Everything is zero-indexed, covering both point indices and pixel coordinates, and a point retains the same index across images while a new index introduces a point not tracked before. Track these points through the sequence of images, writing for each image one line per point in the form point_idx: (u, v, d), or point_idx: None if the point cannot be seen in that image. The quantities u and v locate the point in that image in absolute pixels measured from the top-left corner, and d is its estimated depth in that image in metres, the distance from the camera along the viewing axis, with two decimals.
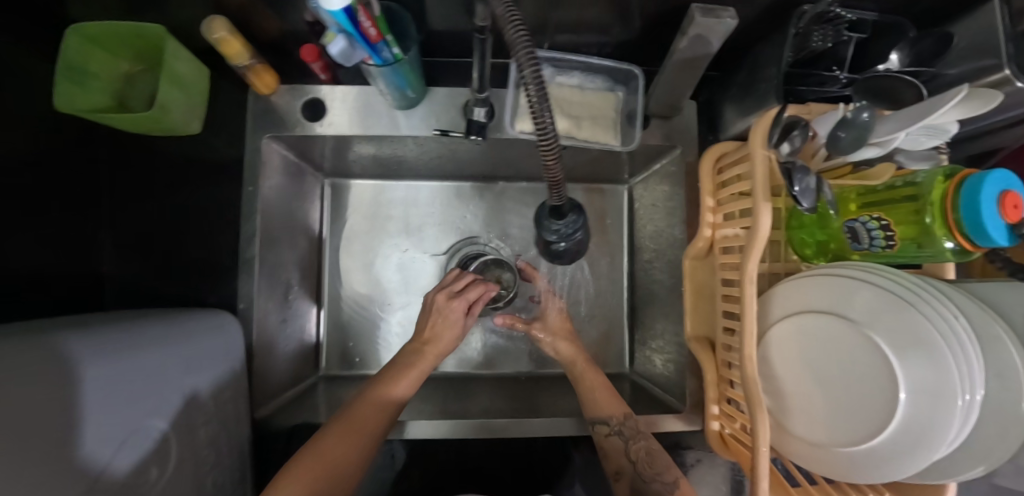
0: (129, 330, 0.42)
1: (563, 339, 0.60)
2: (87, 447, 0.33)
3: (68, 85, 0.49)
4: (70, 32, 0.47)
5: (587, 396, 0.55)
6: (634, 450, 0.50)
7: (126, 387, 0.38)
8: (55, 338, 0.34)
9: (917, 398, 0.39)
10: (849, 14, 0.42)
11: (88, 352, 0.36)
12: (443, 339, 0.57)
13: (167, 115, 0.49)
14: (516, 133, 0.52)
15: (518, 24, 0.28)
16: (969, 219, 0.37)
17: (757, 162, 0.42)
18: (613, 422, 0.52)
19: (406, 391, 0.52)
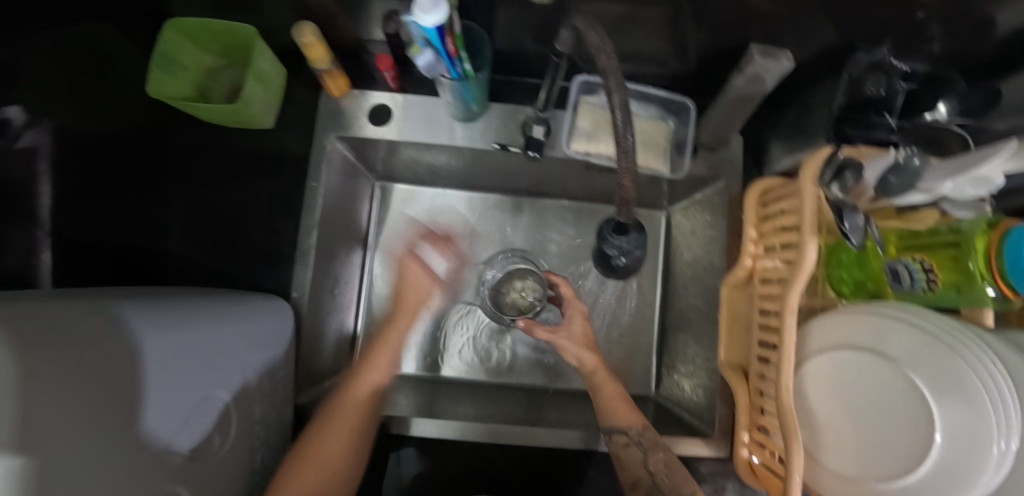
0: (183, 305, 0.43)
1: (588, 349, 0.56)
2: (145, 421, 0.35)
3: (162, 74, 0.54)
4: (167, 25, 0.51)
5: (605, 406, 0.54)
6: (653, 461, 0.50)
7: (183, 363, 0.39)
8: (116, 303, 0.36)
9: (953, 442, 0.40)
10: (901, 65, 0.45)
11: (146, 322, 0.37)
12: (387, 339, 0.59)
13: (247, 108, 0.53)
14: (570, 152, 0.55)
15: (610, 54, 0.32)
16: (1012, 270, 0.37)
17: (806, 198, 0.44)
18: (633, 433, 0.52)
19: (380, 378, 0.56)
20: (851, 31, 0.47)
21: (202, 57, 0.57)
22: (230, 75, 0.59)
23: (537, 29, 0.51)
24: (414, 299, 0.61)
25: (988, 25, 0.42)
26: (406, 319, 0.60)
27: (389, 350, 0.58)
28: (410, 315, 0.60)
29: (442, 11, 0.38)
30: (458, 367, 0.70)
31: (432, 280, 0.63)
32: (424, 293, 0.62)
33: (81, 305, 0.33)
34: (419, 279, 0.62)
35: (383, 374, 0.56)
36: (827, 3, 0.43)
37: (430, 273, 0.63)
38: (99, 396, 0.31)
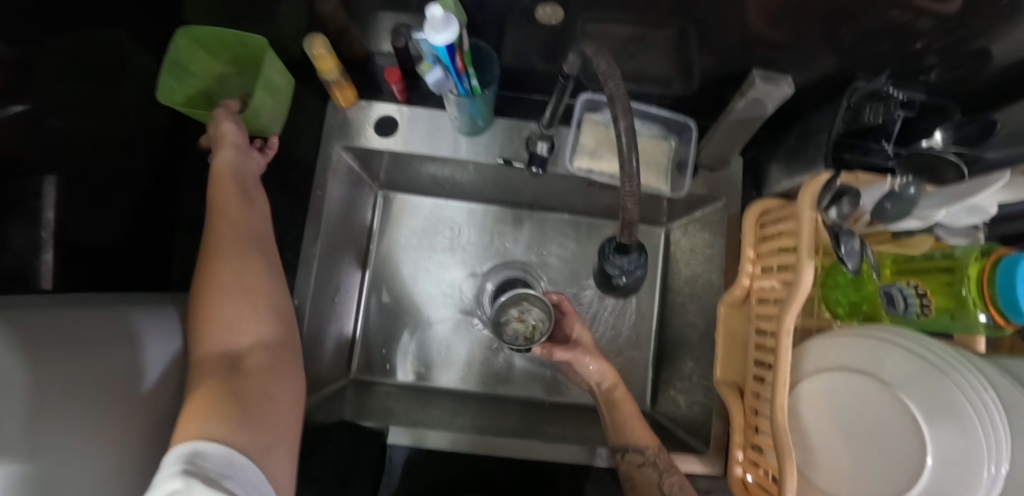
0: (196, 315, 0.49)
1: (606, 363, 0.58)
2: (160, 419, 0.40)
3: (171, 80, 0.54)
4: (181, 31, 0.52)
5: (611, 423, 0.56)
6: (669, 484, 0.49)
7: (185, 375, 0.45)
8: (123, 318, 0.42)
9: (945, 466, 0.40)
10: (900, 94, 0.45)
11: (149, 337, 0.43)
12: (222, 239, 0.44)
13: (257, 117, 0.53)
14: (573, 169, 0.56)
15: (618, 81, 0.33)
16: (1003, 298, 0.38)
17: (803, 222, 0.45)
18: (649, 453, 0.52)
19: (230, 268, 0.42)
20: (850, 60, 0.48)
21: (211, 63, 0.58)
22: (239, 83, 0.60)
23: (543, 49, 0.52)
24: (229, 236, 0.45)
25: (982, 58, 0.44)
26: (262, 262, 0.45)
27: (227, 282, 0.41)
28: (241, 235, 0.45)
29: (453, 30, 0.38)
30: (454, 378, 0.70)
31: (262, 209, 0.50)
32: (254, 232, 0.47)
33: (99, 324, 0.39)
34: (237, 218, 0.46)
35: (270, 294, 0.44)
36: (827, 34, 0.45)
37: (260, 203, 0.50)
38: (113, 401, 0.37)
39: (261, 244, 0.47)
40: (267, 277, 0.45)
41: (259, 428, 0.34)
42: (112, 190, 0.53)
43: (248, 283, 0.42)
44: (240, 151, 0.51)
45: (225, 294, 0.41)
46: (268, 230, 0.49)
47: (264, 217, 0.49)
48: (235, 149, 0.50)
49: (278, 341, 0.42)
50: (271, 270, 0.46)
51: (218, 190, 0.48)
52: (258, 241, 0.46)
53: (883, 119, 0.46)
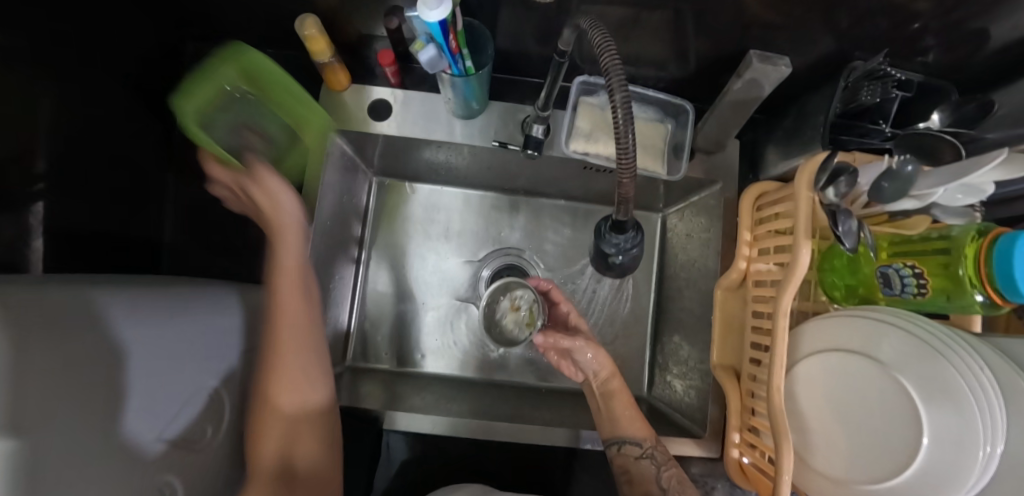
0: (174, 293, 0.44)
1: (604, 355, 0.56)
2: (132, 424, 0.36)
3: (193, 103, 0.49)
4: (236, 48, 0.50)
5: (607, 417, 0.55)
6: (667, 476, 0.50)
7: (176, 354, 0.40)
8: (100, 296, 0.36)
9: (941, 446, 0.40)
10: (898, 73, 0.45)
11: (133, 317, 0.38)
12: (283, 333, 0.46)
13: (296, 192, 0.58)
14: (569, 152, 0.55)
15: (614, 54, 0.32)
16: (1001, 275, 0.38)
17: (801, 203, 0.44)
18: (646, 445, 0.53)
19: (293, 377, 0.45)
20: (849, 40, 0.47)
21: (233, 80, 0.53)
22: (240, 107, 0.54)
23: (539, 30, 0.51)
24: (288, 332, 0.46)
25: (980, 37, 0.43)
26: (316, 366, 0.47)
27: (287, 373, 0.45)
28: (304, 347, 0.46)
29: (446, 6, 0.38)
30: (452, 365, 0.70)
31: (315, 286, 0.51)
32: (313, 341, 0.48)
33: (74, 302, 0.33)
34: (298, 318, 0.47)
35: (322, 387, 0.47)
36: (825, 12, 0.44)
37: (315, 294, 0.50)
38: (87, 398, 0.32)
39: (317, 352, 0.48)
40: (319, 392, 0.47)
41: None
42: (99, 177, 0.53)
43: (302, 394, 0.45)
44: (298, 235, 0.50)
45: (287, 385, 0.44)
46: (320, 326, 0.50)
47: (317, 308, 0.50)
48: (291, 236, 0.50)
49: (331, 471, 0.45)
50: (324, 372, 0.48)
51: (280, 284, 0.48)
52: (314, 351, 0.47)
53: (880, 97, 0.46)
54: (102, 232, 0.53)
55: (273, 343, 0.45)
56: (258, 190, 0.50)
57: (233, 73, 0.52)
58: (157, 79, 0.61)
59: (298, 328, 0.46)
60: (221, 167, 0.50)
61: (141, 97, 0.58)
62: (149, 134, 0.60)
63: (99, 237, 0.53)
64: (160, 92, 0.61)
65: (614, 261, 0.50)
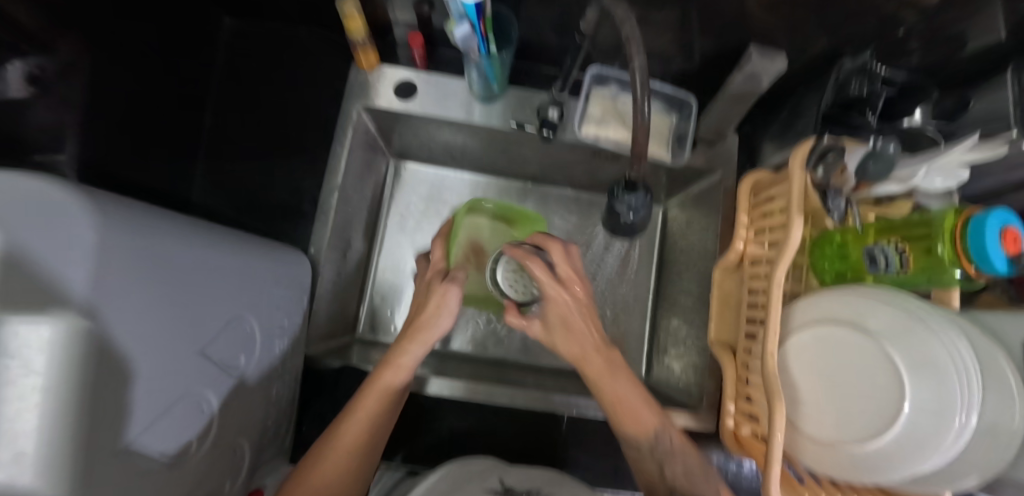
0: (173, 219, 0.36)
1: (576, 342, 0.50)
2: (159, 379, 0.31)
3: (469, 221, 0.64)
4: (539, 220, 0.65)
5: (617, 410, 0.50)
6: (670, 474, 0.49)
7: (193, 288, 0.34)
8: (159, 211, 0.35)
9: (920, 415, 0.44)
10: (882, 70, 0.49)
11: (186, 236, 0.35)
12: (402, 360, 0.49)
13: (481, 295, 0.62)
14: (581, 135, 0.60)
15: (633, 28, 0.36)
16: (976, 250, 0.42)
17: (794, 182, 0.48)
18: (645, 446, 0.50)
19: (392, 393, 0.49)
20: (839, 39, 0.52)
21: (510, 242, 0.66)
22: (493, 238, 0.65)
23: (558, 20, 0.56)
24: (353, 443, 0.46)
25: (954, 39, 0.48)
26: (364, 467, 0.48)
27: (388, 383, 0.49)
28: (358, 453, 0.47)
29: None
30: (457, 341, 0.72)
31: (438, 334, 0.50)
32: (367, 452, 0.48)
33: (141, 211, 0.32)
34: (414, 357, 0.50)
35: (392, 413, 0.51)
36: (816, 15, 0.49)
37: (400, 398, 0.51)
38: (146, 310, 0.29)
39: (372, 450, 0.49)
40: (362, 477, 0.48)
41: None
42: (138, 132, 0.55)
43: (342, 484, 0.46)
44: (422, 349, 0.50)
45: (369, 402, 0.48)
46: (388, 429, 0.51)
47: (397, 408, 0.52)
48: (414, 354, 0.50)
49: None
50: (371, 459, 0.49)
51: (384, 380, 0.48)
52: (368, 452, 0.48)
53: (867, 91, 0.50)
54: (136, 184, 0.55)
55: (332, 445, 0.46)
56: (432, 291, 0.51)
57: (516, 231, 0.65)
58: (194, 52, 0.64)
59: (412, 363, 0.50)
60: (443, 252, 0.58)
61: (180, 65, 0.62)
62: (183, 99, 0.63)
63: (134, 186, 0.55)
64: (196, 65, 0.65)
65: (625, 219, 0.52)
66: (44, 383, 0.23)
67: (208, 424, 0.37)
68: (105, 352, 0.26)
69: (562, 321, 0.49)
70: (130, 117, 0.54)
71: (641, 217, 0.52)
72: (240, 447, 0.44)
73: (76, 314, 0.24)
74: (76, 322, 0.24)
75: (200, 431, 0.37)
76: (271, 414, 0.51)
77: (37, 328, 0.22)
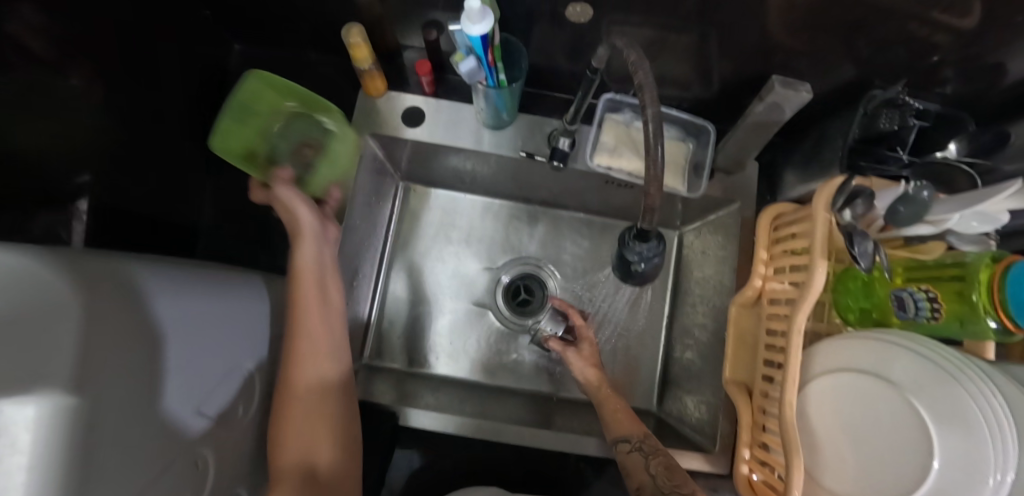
0: (171, 273, 0.38)
1: (592, 366, 0.59)
2: (149, 443, 0.31)
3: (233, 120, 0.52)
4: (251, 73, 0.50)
5: (610, 403, 0.55)
6: (654, 464, 0.48)
7: (188, 338, 0.36)
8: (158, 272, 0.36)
9: (950, 473, 0.41)
10: (915, 103, 0.47)
11: (181, 298, 0.36)
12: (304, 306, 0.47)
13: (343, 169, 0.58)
14: (592, 166, 0.57)
15: (646, 71, 0.34)
16: (1014, 301, 0.39)
17: (818, 224, 0.45)
18: (634, 440, 0.51)
19: (313, 336, 0.46)
20: (868, 70, 0.49)
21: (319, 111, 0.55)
22: (297, 127, 0.56)
23: (569, 47, 0.54)
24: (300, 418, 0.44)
25: (995, 72, 0.45)
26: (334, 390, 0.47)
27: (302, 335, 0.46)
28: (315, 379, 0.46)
29: (488, 21, 0.41)
30: (466, 370, 0.71)
31: (337, 295, 0.51)
32: (331, 376, 0.47)
33: (135, 271, 0.33)
34: (313, 297, 0.48)
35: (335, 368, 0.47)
36: (845, 47, 0.46)
37: (337, 308, 0.50)
38: (138, 374, 0.30)
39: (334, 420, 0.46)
40: (337, 402, 0.47)
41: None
42: (146, 165, 0.55)
43: (320, 409, 0.45)
44: (317, 242, 0.51)
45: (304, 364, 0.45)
46: (342, 342, 0.50)
47: (340, 322, 0.50)
48: (312, 297, 0.48)
49: (343, 469, 0.46)
50: (342, 382, 0.48)
51: (301, 292, 0.48)
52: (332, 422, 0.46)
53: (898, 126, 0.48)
54: (142, 217, 0.55)
55: (291, 382, 0.45)
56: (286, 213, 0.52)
57: (284, 90, 0.54)
58: (204, 78, 0.64)
59: (311, 305, 0.47)
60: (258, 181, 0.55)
61: (188, 93, 0.61)
62: (190, 125, 0.63)
63: (140, 221, 0.55)
64: (206, 90, 0.65)
65: (636, 270, 0.50)
66: (29, 463, 0.21)
67: (203, 477, 0.37)
68: (95, 423, 0.25)
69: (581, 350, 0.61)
70: (139, 148, 0.54)
71: (652, 267, 0.50)
72: (237, 491, 0.44)
73: (61, 393, 0.23)
74: (62, 399, 0.23)
75: (195, 487, 0.36)
76: (265, 454, 0.50)
77: (25, 409, 0.21)
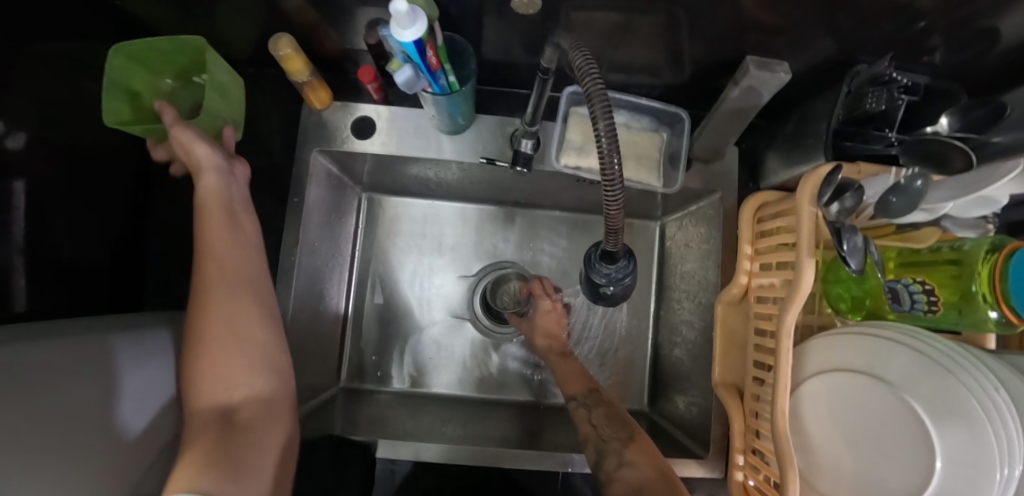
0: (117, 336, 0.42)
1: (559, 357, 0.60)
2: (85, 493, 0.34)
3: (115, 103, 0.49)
4: (113, 51, 0.47)
5: (562, 370, 0.58)
6: (595, 417, 0.51)
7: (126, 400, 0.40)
8: (106, 337, 0.41)
9: (952, 474, 0.38)
10: (904, 78, 0.43)
11: (129, 360, 0.41)
12: (217, 250, 0.43)
13: (231, 93, 0.53)
14: (560, 167, 0.53)
15: (596, 77, 0.30)
16: (1016, 295, 0.36)
17: (803, 218, 0.42)
18: (579, 396, 0.54)
19: (224, 285, 0.42)
20: (851, 45, 0.45)
21: (190, 73, 0.55)
22: (193, 98, 0.56)
23: (524, 42, 0.49)
24: (218, 379, 0.39)
25: (989, 39, 0.41)
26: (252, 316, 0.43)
27: (219, 285, 0.42)
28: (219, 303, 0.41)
29: (420, 25, 0.36)
30: (450, 384, 0.68)
31: (257, 244, 0.46)
32: (255, 327, 0.42)
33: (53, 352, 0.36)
34: (228, 246, 0.43)
35: (265, 325, 0.43)
36: (825, 22, 0.41)
37: (252, 235, 0.46)
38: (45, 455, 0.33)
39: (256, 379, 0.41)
40: (260, 324, 0.43)
41: (244, 486, 0.33)
42: (104, 207, 0.50)
43: (234, 341, 0.40)
44: (221, 175, 0.46)
45: (217, 315, 0.40)
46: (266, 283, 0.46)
47: (256, 249, 0.46)
48: (228, 239, 0.44)
49: (272, 397, 0.41)
50: (266, 312, 0.44)
51: (206, 219, 0.44)
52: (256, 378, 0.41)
53: (886, 104, 0.44)
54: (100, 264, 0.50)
55: (201, 332, 0.40)
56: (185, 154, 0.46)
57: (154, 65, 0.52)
58: None
59: (224, 254, 0.43)
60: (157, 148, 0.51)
61: None
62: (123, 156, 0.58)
63: (101, 272, 0.50)
64: None
65: (605, 291, 0.48)
66: None
67: None
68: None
69: (547, 329, 0.63)
70: (93, 187, 0.49)
71: (623, 287, 0.48)
72: None
73: None
74: None
75: None
76: None
77: None
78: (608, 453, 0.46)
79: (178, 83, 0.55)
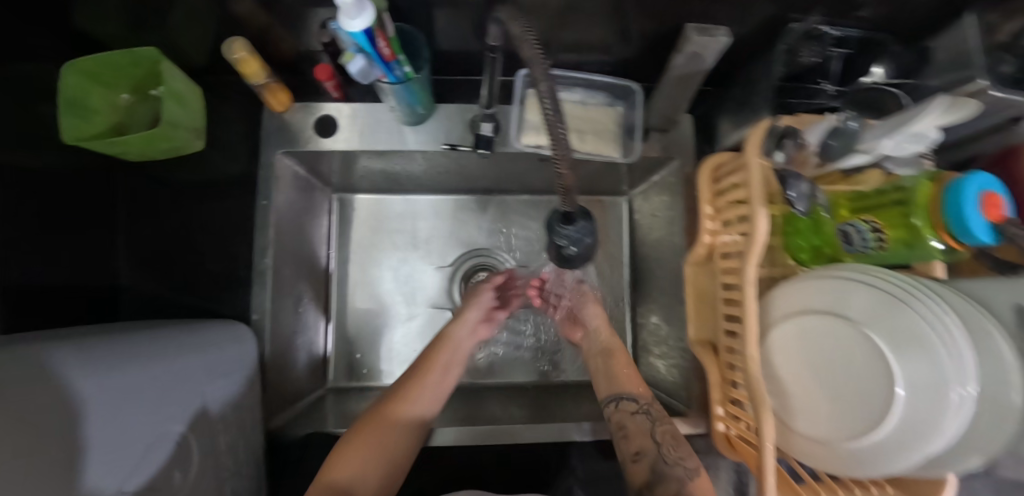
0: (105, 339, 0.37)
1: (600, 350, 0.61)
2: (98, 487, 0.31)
3: (73, 119, 0.49)
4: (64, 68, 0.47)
5: (597, 367, 0.59)
6: (660, 430, 0.49)
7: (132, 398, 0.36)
8: (63, 350, 0.33)
9: (914, 398, 0.40)
10: (834, 32, 0.47)
11: (95, 369, 0.34)
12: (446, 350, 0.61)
13: (188, 103, 0.53)
14: (522, 147, 0.55)
15: (530, 41, 0.31)
16: (952, 218, 0.38)
17: (753, 170, 0.44)
18: (641, 403, 0.53)
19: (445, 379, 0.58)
20: (783, 5, 0.47)
21: (146, 86, 0.55)
22: (152, 112, 0.56)
23: (475, 28, 0.50)
24: (380, 444, 0.49)
25: None
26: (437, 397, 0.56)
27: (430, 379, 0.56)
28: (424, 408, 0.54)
29: (368, 15, 0.37)
30: None
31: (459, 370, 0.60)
32: (417, 423, 0.52)
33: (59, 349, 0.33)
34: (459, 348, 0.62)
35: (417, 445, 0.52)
36: None
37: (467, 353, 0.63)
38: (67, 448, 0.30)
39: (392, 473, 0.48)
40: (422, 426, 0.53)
41: None
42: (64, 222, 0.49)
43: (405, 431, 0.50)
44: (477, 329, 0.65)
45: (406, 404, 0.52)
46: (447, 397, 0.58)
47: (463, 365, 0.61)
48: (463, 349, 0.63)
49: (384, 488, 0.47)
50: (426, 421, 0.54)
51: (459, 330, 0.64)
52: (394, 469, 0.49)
53: (820, 58, 0.49)
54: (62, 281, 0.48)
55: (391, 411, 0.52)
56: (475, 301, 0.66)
57: (109, 80, 0.52)
58: None
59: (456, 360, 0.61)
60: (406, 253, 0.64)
61: None
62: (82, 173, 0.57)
63: (64, 290, 0.48)
64: None
65: (568, 253, 0.49)
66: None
67: None
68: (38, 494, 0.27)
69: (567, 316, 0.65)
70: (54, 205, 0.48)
71: (584, 249, 0.49)
72: None
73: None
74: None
75: None
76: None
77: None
78: (672, 478, 0.44)
79: (136, 97, 0.56)
